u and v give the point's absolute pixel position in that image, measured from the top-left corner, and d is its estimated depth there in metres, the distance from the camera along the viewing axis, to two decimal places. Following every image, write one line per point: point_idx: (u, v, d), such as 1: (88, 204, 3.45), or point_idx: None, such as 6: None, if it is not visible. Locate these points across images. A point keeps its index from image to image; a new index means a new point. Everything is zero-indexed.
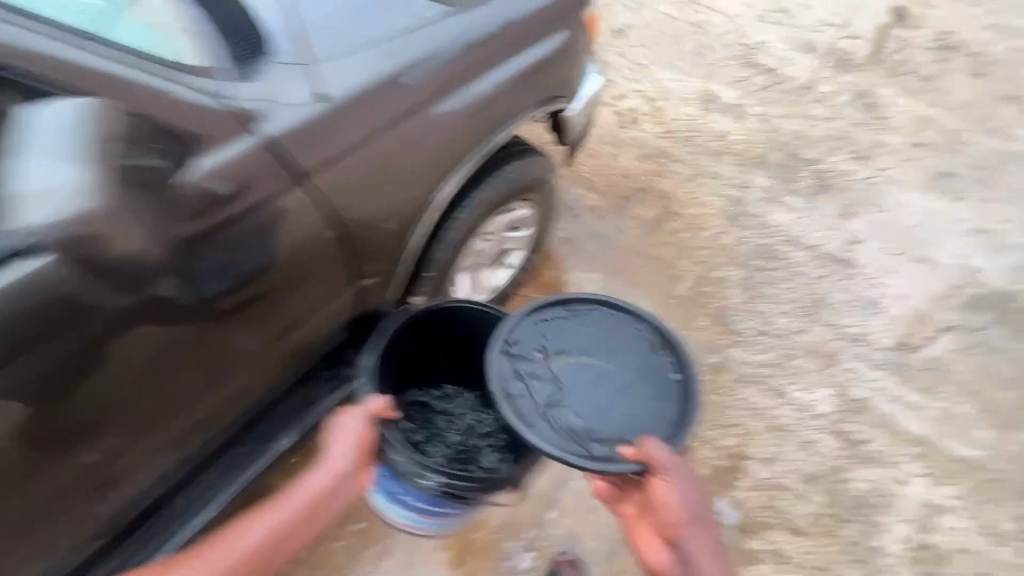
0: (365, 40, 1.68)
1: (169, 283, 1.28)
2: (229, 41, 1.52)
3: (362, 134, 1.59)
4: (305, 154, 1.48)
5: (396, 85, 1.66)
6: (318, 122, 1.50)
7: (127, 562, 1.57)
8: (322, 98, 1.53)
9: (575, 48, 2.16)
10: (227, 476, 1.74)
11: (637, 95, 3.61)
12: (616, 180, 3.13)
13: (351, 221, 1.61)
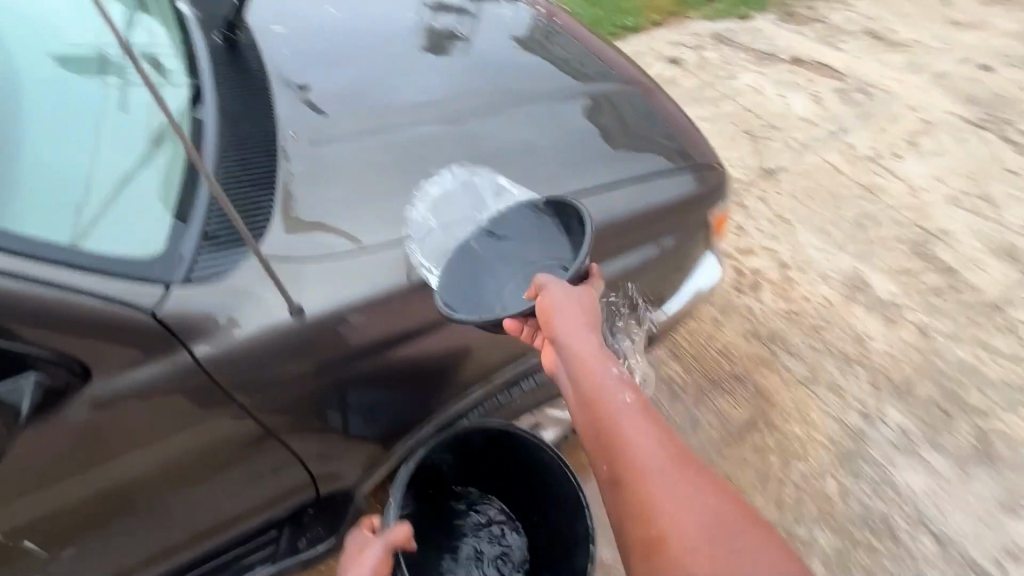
0: (394, 232, 1.47)
1: (62, 485, 1.24)
2: (233, 209, 1.37)
3: (354, 349, 1.39)
4: (278, 363, 1.32)
5: (409, 299, 1.43)
6: (302, 340, 1.32)
7: None
8: (302, 311, 1.32)
9: (676, 255, 1.81)
10: None
11: (768, 254, 3.09)
12: (709, 355, 2.64)
13: (312, 425, 1.45)
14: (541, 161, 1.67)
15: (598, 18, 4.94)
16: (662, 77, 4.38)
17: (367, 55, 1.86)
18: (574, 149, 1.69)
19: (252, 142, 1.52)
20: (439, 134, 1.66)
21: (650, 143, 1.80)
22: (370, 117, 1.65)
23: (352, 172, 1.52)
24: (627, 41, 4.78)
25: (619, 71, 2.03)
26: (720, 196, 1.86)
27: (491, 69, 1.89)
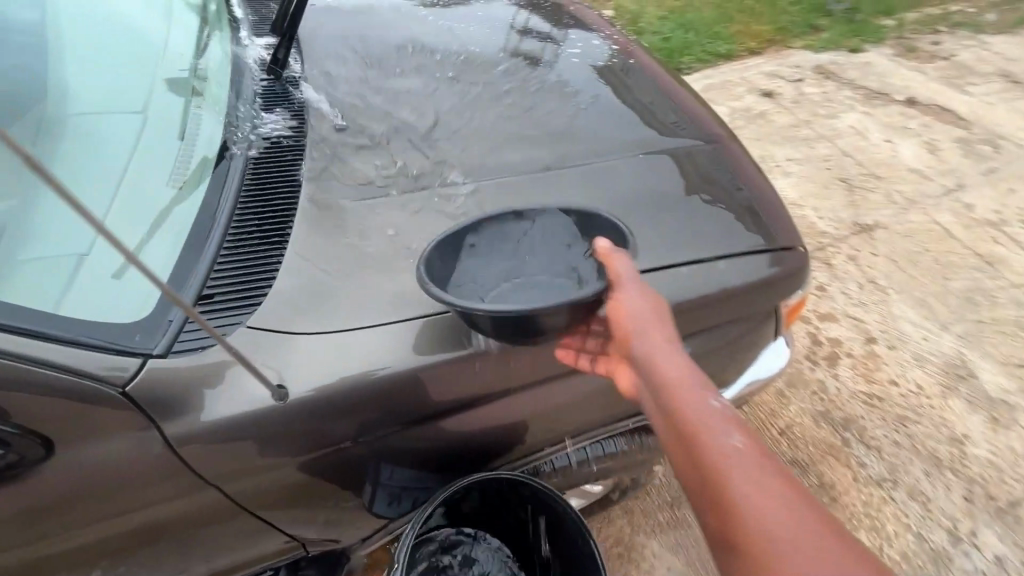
0: (405, 306, 1.29)
1: (27, 554, 1.15)
2: (236, 260, 1.27)
3: (344, 434, 1.25)
4: (271, 449, 1.20)
5: (411, 385, 1.26)
6: (282, 424, 1.19)
7: None
8: (284, 394, 1.17)
9: (733, 344, 1.59)
10: None
11: (853, 325, 2.73)
12: (769, 434, 2.35)
13: (296, 507, 1.32)
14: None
15: (688, 42, 4.69)
16: (752, 111, 4.06)
17: (429, 91, 1.79)
18: (633, 217, 1.51)
19: (277, 190, 1.42)
20: (482, 188, 1.52)
21: (722, 213, 1.57)
22: (415, 163, 1.56)
23: (375, 229, 1.39)
24: (717, 69, 4.49)
25: (697, 124, 1.83)
26: (797, 281, 1.60)
27: (556, 113, 1.76)
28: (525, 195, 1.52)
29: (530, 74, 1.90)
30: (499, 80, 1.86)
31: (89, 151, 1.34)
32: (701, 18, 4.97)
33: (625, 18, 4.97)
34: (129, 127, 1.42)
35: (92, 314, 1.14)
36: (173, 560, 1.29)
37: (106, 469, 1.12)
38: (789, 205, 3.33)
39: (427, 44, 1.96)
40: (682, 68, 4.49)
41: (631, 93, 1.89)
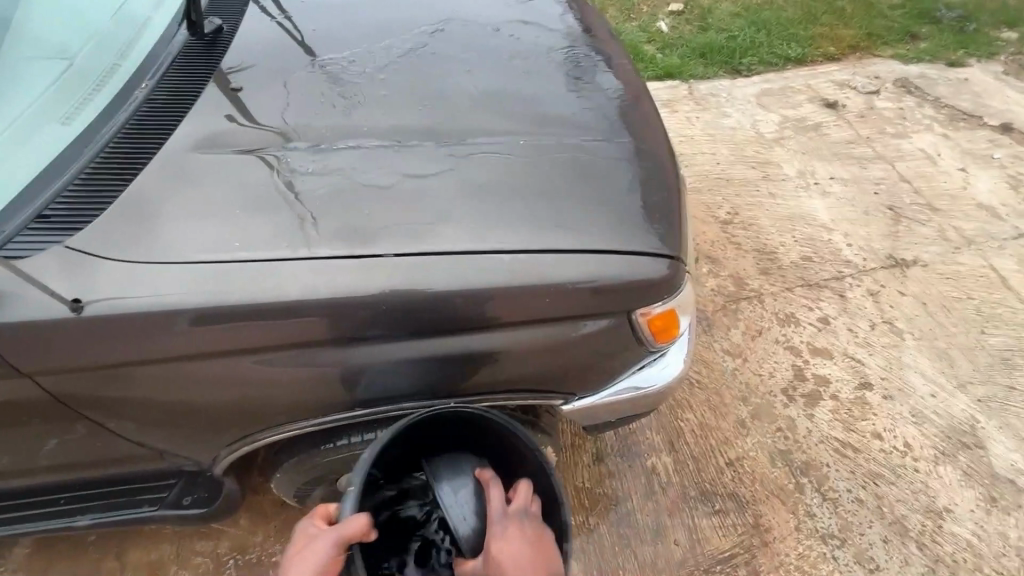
0: (207, 240, 1.15)
1: None
2: (107, 164, 1.19)
3: (129, 357, 1.13)
4: (96, 353, 1.11)
5: (239, 319, 1.13)
6: (70, 328, 1.07)
7: None
8: (81, 307, 1.07)
9: (588, 350, 1.35)
10: (21, 511, 1.60)
11: (850, 366, 2.46)
12: (714, 462, 2.19)
13: (142, 417, 1.26)
14: (433, 190, 1.29)
15: (756, 41, 4.29)
16: (807, 121, 3.67)
17: (359, 28, 1.65)
18: (520, 183, 1.35)
19: (147, 107, 1.31)
20: (338, 132, 1.36)
21: (600, 207, 1.36)
22: (280, 91, 1.41)
23: (191, 146, 1.26)
24: (781, 74, 4.12)
25: (634, 124, 1.61)
26: (668, 291, 1.36)
27: (490, 81, 1.58)
28: (379, 141, 1.36)
29: (493, 37, 1.72)
30: (468, 42, 1.69)
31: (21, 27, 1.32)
32: (779, 15, 4.52)
33: (693, 11, 4.64)
34: (73, 14, 1.41)
35: None
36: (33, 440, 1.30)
37: None
38: (817, 227, 3.02)
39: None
40: (741, 70, 4.14)
41: (590, 76, 1.70)
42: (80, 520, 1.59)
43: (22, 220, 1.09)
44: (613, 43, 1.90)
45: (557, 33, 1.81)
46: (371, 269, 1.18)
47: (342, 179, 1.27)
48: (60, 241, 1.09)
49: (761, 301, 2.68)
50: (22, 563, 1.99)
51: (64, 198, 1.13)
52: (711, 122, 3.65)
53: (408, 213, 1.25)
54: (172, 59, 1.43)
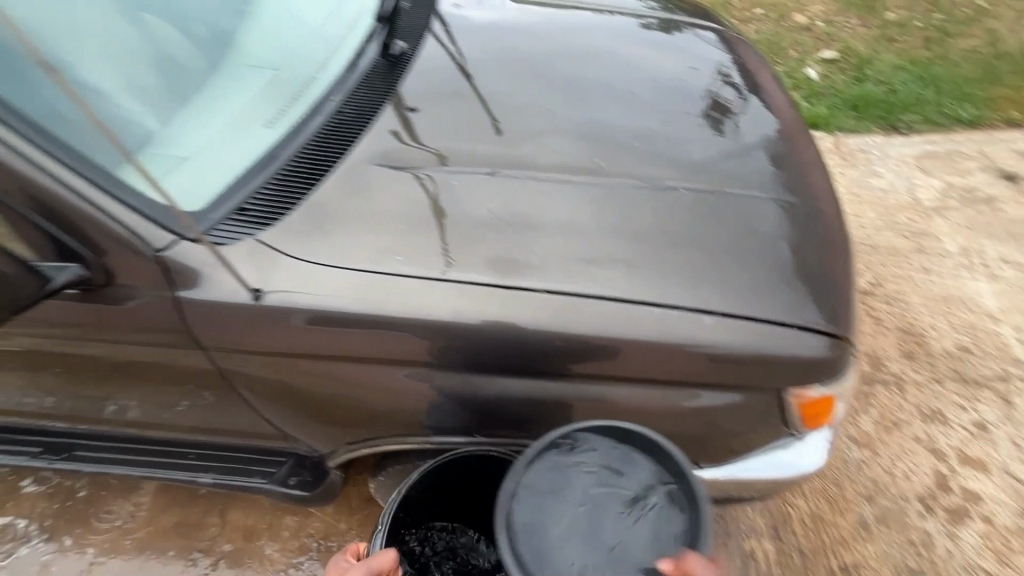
0: (372, 251, 1.21)
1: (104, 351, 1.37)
2: (297, 166, 1.31)
3: (291, 347, 1.23)
4: (261, 338, 1.22)
5: (390, 331, 1.18)
6: (249, 312, 1.18)
7: (76, 450, 1.85)
8: (260, 296, 1.17)
9: (716, 419, 1.26)
10: (160, 457, 1.80)
11: (1008, 486, 2.11)
12: (826, 563, 1.95)
13: (284, 402, 1.36)
14: (587, 228, 1.28)
15: (921, 98, 3.90)
16: (977, 191, 3.25)
17: (524, 59, 1.70)
18: (677, 233, 1.29)
19: (335, 118, 1.43)
20: (495, 160, 1.40)
21: (759, 270, 1.26)
22: (449, 115, 1.49)
23: (369, 159, 1.35)
24: (947, 136, 3.70)
25: (800, 185, 1.50)
26: (829, 374, 1.23)
27: (650, 122, 1.55)
28: (536, 174, 1.37)
29: (655, 77, 1.70)
30: (629, 81, 1.68)
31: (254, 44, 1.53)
32: (952, 71, 4.08)
33: (849, 59, 4.33)
34: (291, 31, 1.60)
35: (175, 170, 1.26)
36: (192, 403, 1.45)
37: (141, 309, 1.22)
38: (980, 315, 2.64)
39: (573, 28, 1.85)
40: (900, 127, 3.78)
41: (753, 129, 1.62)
42: (204, 477, 1.75)
43: (225, 210, 1.22)
44: (779, 96, 1.81)
45: (711, 74, 1.75)
46: (515, 301, 1.18)
47: (496, 208, 1.30)
48: (252, 233, 1.20)
49: (901, 389, 2.38)
50: (146, 501, 2.23)
51: (258, 194, 1.26)
52: (858, 180, 3.35)
53: (559, 250, 1.24)
54: (361, 74, 1.56)
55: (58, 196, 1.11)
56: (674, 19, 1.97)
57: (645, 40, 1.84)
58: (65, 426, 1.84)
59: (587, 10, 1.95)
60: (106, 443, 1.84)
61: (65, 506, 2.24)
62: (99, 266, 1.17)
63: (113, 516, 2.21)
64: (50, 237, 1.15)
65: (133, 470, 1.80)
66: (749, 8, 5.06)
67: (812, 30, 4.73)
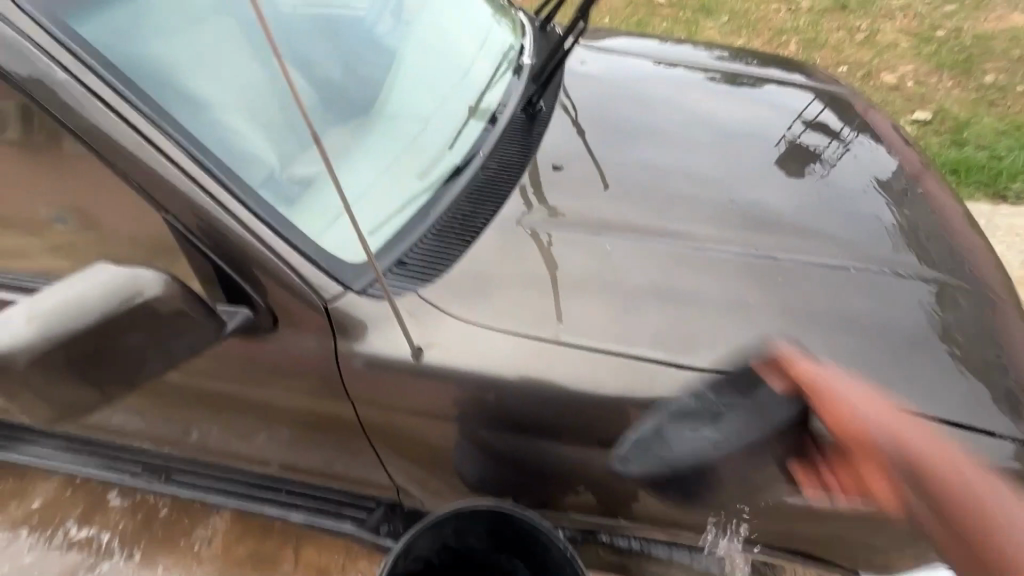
0: (522, 317, 1.27)
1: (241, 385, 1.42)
2: (453, 221, 1.37)
3: (424, 405, 1.27)
4: (408, 395, 1.27)
5: (538, 398, 1.25)
6: (357, 369, 1.25)
7: (172, 476, 1.86)
8: (420, 355, 1.23)
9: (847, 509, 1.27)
10: (252, 492, 1.80)
11: None
12: None
13: (412, 450, 1.40)
14: (726, 310, 1.31)
15: None
16: None
17: (653, 122, 1.74)
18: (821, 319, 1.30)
19: (484, 172, 1.49)
20: (635, 226, 1.44)
21: (907, 363, 1.29)
22: (585, 179, 1.52)
23: (516, 222, 1.41)
24: None
25: (961, 268, 1.51)
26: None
27: (779, 197, 1.61)
28: (685, 245, 1.41)
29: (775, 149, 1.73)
30: (755, 150, 1.69)
31: (404, 95, 1.60)
32: None
33: (944, 122, 4.19)
34: (435, 83, 1.66)
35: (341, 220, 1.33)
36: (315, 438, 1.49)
37: (297, 356, 1.28)
38: None
39: (694, 91, 1.89)
40: (1004, 195, 3.59)
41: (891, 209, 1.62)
42: (295, 516, 1.74)
43: (388, 262, 1.29)
44: (919, 174, 1.81)
45: (787, 121, 1.84)
46: (664, 375, 1.23)
47: (646, 276, 1.34)
48: (417, 289, 1.26)
49: None
50: (224, 528, 2.23)
51: (419, 246, 1.32)
52: None
53: (706, 326, 1.28)
54: (503, 129, 1.61)
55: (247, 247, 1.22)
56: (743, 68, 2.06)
57: (728, 91, 1.92)
58: (164, 450, 1.86)
59: (669, 59, 2.06)
60: (199, 472, 1.85)
61: (147, 522, 2.26)
62: (266, 310, 1.26)
63: (191, 540, 2.22)
64: (230, 282, 1.27)
65: (226, 502, 1.81)
66: (832, 65, 5.01)
67: (900, 89, 4.62)
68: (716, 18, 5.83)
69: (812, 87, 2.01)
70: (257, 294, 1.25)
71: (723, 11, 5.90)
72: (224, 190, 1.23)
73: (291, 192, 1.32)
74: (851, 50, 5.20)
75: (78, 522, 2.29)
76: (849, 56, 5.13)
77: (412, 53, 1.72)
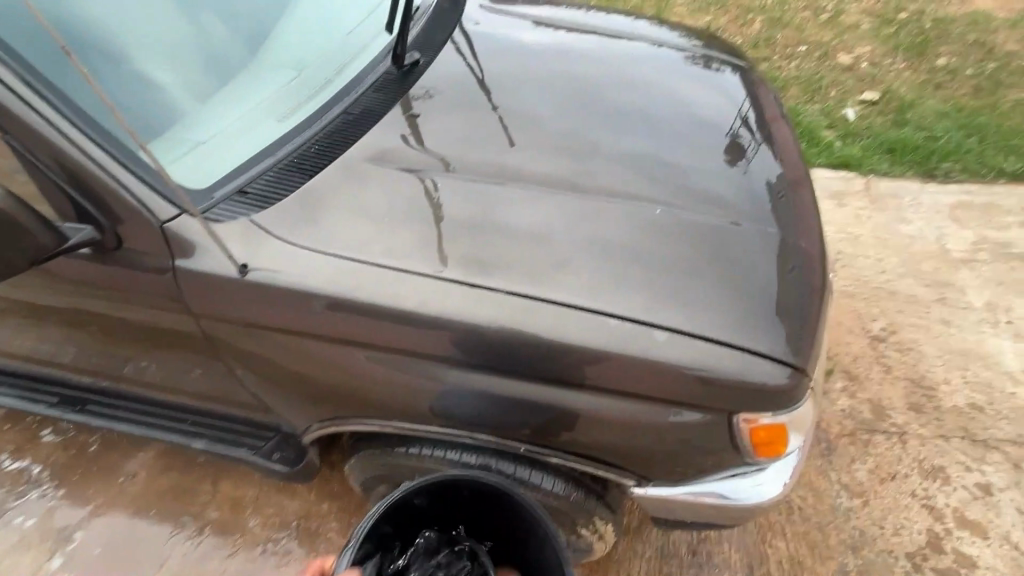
0: (349, 240, 1.34)
1: (113, 307, 1.53)
2: (299, 159, 1.46)
3: (341, 334, 1.33)
4: (243, 310, 1.36)
5: (361, 320, 1.31)
6: (319, 315, 1.32)
7: (87, 404, 2.01)
8: (246, 271, 1.31)
9: (690, 438, 1.31)
10: (156, 420, 1.93)
11: (1005, 554, 2.02)
12: None
13: (263, 369, 1.47)
14: (565, 242, 1.38)
15: (963, 146, 3.80)
16: (1011, 248, 3.16)
17: (536, 78, 1.83)
18: (650, 257, 1.37)
19: (340, 120, 1.56)
20: (484, 170, 1.51)
21: (724, 296, 1.33)
22: (450, 126, 1.60)
23: (366, 156, 1.49)
24: (987, 188, 3.59)
25: (791, 226, 1.59)
26: (781, 404, 1.27)
27: (640, 142, 1.68)
28: (533, 187, 1.49)
29: (649, 104, 1.82)
30: (629, 107, 1.79)
31: (285, 45, 1.69)
32: (999, 123, 3.98)
33: (890, 102, 4.26)
34: (317, 34, 1.74)
35: (186, 154, 1.41)
36: (194, 362, 1.60)
37: (147, 276, 1.38)
38: (998, 373, 2.54)
39: (584, 53, 1.98)
40: (937, 174, 3.68)
41: (755, 167, 1.73)
42: (194, 442, 1.87)
43: (226, 192, 1.37)
44: (792, 150, 1.92)
45: (732, 114, 1.90)
46: (488, 300, 1.29)
47: (492, 215, 1.41)
48: (248, 214, 1.35)
49: (904, 441, 2.30)
50: (150, 463, 2.37)
51: (258, 178, 1.41)
52: (885, 225, 3.28)
53: (537, 263, 1.34)
54: (372, 82, 1.69)
55: (86, 167, 1.29)
56: (712, 56, 2.14)
57: (633, 57, 2.02)
58: (79, 380, 2.00)
59: (637, 39, 2.12)
60: (114, 400, 1.99)
61: (77, 457, 2.40)
62: (111, 231, 1.34)
63: (117, 474, 2.35)
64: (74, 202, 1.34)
65: (132, 428, 1.94)
66: (793, 45, 5.05)
67: (855, 71, 4.68)
68: None
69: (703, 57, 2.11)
70: (98, 213, 1.33)
71: None
72: (63, 116, 1.29)
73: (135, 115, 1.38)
74: (813, 30, 5.24)
75: (11, 456, 2.42)
76: (810, 36, 5.17)
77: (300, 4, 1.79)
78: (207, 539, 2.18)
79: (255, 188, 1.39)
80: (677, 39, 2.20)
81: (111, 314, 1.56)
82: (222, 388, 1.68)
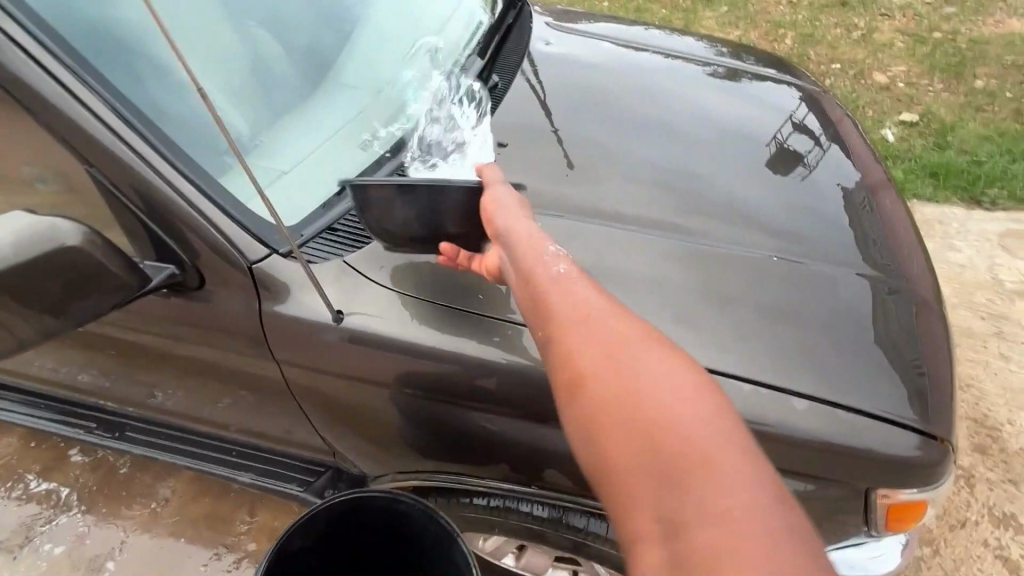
0: (444, 288, 1.32)
1: (176, 340, 1.45)
2: None
3: (432, 382, 1.29)
4: (329, 356, 1.31)
5: (454, 367, 1.27)
6: (404, 363, 1.29)
7: (128, 431, 1.92)
8: (342, 319, 1.28)
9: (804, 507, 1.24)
10: (201, 451, 1.84)
11: None
12: None
13: (341, 411, 1.41)
14: (667, 286, 1.33)
15: (1009, 172, 3.72)
16: None
17: (610, 102, 1.76)
18: (755, 306, 1.31)
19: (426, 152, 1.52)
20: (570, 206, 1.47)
21: (838, 351, 1.26)
22: (529, 156, 1.56)
23: None
24: None
25: (897, 266, 1.49)
26: (926, 481, 1.19)
27: (725, 173, 1.60)
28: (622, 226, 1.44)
29: (729, 130, 1.74)
30: (709, 134, 1.72)
31: (356, 65, 1.62)
32: None
33: (931, 124, 4.18)
34: (388, 53, 1.68)
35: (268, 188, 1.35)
36: (256, 398, 1.51)
37: (226, 316, 1.33)
38: None
39: (648, 69, 1.93)
40: (982, 201, 3.61)
41: (847, 194, 1.64)
42: (243, 476, 1.79)
43: (316, 230, 1.33)
44: (867, 155, 1.86)
45: (777, 121, 1.82)
46: None
47: (584, 256, 1.38)
48: (343, 255, 1.32)
49: (972, 485, 2.20)
50: (184, 488, 2.27)
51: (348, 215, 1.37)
52: (935, 253, 3.19)
53: (635, 309, 1.30)
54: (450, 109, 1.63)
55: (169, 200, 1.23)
56: (736, 69, 2.03)
57: (705, 79, 1.94)
58: (119, 407, 1.91)
59: (695, 57, 2.06)
60: (156, 427, 1.90)
61: (107, 479, 2.30)
62: (191, 270, 1.29)
63: (149, 499, 2.25)
64: (155, 239, 1.28)
65: (176, 458, 1.85)
66: (827, 63, 4.98)
67: (891, 90, 4.60)
68: (715, 8, 5.76)
69: (770, 78, 2.03)
70: (182, 251, 1.28)
71: (723, 2, 5.83)
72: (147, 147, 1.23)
73: (214, 144, 1.32)
74: (846, 48, 5.17)
75: (39, 476, 2.33)
76: (843, 54, 5.10)
77: (367, 21, 1.72)
78: (245, 571, 2.08)
79: (346, 225, 1.36)
80: (704, 51, 2.12)
81: (171, 346, 1.48)
82: (279, 424, 1.59)
